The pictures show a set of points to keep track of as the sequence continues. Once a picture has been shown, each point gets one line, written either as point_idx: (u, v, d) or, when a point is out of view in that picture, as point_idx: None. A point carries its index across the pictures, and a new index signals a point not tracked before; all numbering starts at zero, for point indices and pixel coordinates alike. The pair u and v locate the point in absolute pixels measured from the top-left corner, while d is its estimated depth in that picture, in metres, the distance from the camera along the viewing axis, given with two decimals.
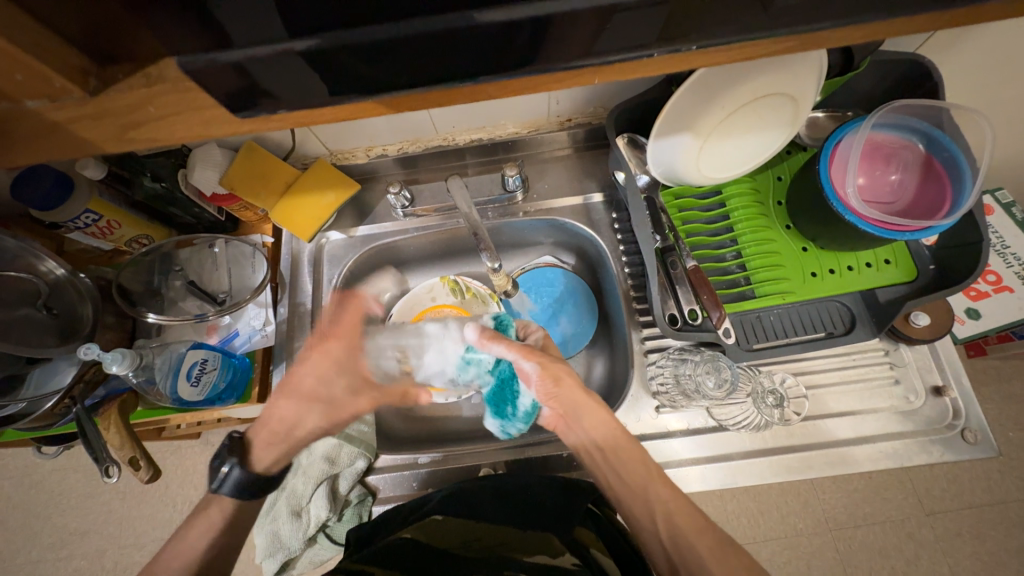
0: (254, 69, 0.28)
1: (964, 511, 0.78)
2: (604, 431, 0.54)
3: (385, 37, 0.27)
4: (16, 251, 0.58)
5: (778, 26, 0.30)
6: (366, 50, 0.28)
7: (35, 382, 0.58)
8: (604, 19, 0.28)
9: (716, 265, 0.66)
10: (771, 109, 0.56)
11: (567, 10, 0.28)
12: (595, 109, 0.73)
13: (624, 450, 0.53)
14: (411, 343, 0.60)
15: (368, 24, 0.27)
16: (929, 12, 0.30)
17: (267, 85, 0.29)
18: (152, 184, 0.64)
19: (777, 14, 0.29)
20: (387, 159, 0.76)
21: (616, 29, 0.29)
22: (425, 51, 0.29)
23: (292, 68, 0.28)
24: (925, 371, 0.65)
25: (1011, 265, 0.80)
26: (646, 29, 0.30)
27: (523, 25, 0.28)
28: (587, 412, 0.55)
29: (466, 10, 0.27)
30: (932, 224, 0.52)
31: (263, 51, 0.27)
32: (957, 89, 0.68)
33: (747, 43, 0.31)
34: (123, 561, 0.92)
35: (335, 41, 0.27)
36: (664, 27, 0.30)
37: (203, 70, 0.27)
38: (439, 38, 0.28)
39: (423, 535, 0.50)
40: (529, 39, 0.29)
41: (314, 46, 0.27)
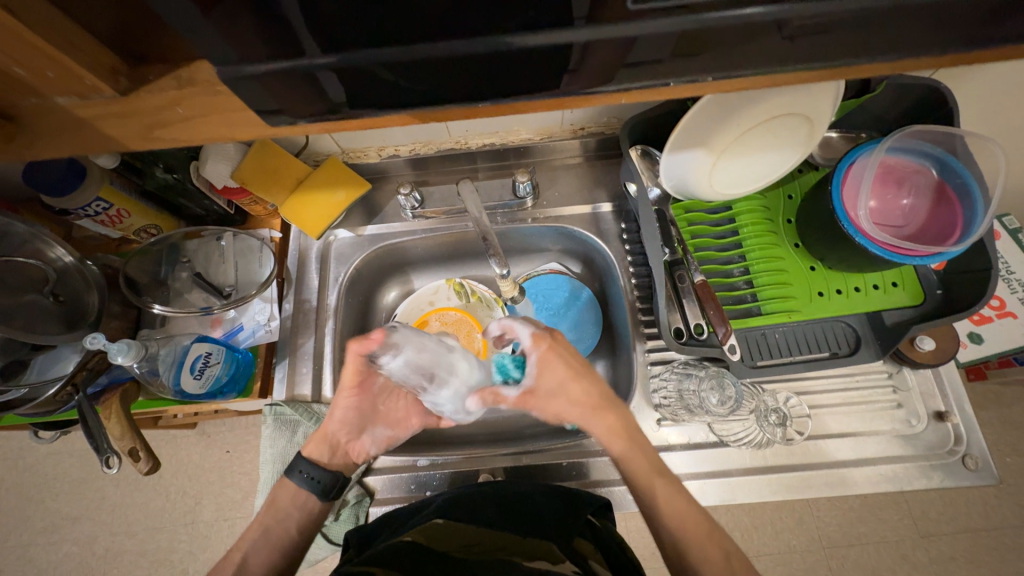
0: (279, 79, 0.28)
1: (959, 535, 0.78)
2: (621, 441, 0.52)
3: (416, 55, 0.28)
4: (25, 237, 0.58)
5: (802, 59, 0.31)
6: (396, 66, 0.28)
7: (39, 368, 0.59)
8: (629, 42, 0.28)
9: (724, 280, 0.66)
10: (786, 129, 0.56)
11: (592, 33, 0.28)
12: (608, 119, 0.73)
13: (640, 468, 0.51)
14: (440, 371, 0.53)
15: (400, 43, 0.27)
16: (953, 51, 0.31)
17: (291, 95, 0.29)
18: (164, 175, 0.64)
19: (802, 49, 0.30)
20: (398, 160, 0.76)
21: (643, 56, 0.29)
22: (450, 68, 0.29)
23: (319, 80, 0.29)
24: (929, 396, 0.65)
25: (1017, 292, 0.80)
26: (672, 59, 0.30)
27: (547, 46, 0.28)
28: (598, 422, 0.52)
29: (497, 33, 0.27)
30: (941, 251, 0.52)
31: (290, 63, 0.27)
32: (971, 116, 0.68)
33: (770, 74, 0.32)
34: (114, 548, 0.92)
35: (361, 56, 0.27)
36: (691, 56, 0.30)
37: (236, 79, 0.28)
38: (463, 55, 0.28)
39: (423, 538, 0.47)
40: (552, 60, 0.29)
41: (342, 60, 0.27)
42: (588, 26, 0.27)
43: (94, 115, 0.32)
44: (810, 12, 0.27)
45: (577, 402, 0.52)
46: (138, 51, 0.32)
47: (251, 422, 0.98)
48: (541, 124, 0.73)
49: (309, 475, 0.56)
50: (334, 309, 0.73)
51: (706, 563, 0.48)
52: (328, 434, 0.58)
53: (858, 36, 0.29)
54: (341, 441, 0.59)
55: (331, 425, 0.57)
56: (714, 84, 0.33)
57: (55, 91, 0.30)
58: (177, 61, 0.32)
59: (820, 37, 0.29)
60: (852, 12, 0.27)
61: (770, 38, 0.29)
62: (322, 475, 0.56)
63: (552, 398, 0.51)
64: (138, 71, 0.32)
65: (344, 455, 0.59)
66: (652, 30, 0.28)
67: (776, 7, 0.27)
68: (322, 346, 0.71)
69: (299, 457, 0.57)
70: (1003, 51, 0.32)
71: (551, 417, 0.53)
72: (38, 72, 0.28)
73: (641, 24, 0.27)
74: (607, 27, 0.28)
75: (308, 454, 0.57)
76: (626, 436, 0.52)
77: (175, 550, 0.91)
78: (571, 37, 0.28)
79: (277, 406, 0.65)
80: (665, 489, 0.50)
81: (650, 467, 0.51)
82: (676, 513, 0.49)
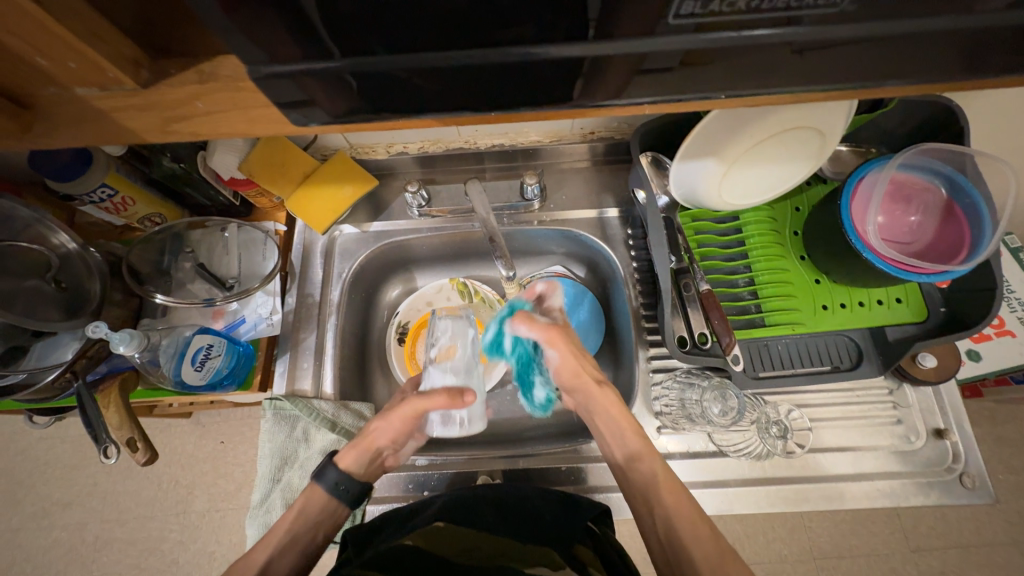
0: (301, 80, 0.28)
1: (949, 550, 0.78)
2: (628, 416, 0.55)
3: (442, 63, 0.28)
4: (28, 221, 0.58)
5: (819, 80, 0.31)
6: (420, 72, 0.28)
7: (37, 355, 0.58)
8: (649, 56, 0.28)
9: (728, 290, 0.66)
10: (797, 141, 0.56)
11: (610, 45, 0.27)
12: (619, 125, 0.73)
13: (638, 444, 0.53)
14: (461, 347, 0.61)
15: (427, 50, 0.27)
16: (978, 77, 0.31)
17: (315, 95, 0.29)
18: (171, 164, 0.63)
19: (820, 72, 0.30)
20: (406, 157, 0.75)
21: (666, 72, 0.30)
22: (467, 76, 0.29)
23: (343, 85, 0.28)
24: (928, 413, 0.65)
25: (1016, 311, 0.80)
26: (695, 74, 0.30)
27: (565, 59, 0.28)
28: (608, 393, 0.55)
29: (524, 44, 0.27)
30: (947, 269, 0.52)
31: (313, 66, 0.27)
32: (980, 136, 0.68)
33: (786, 92, 0.32)
34: (103, 536, 0.91)
35: (381, 62, 0.27)
36: (713, 73, 0.30)
37: (261, 78, 0.28)
38: (482, 64, 0.28)
39: (425, 542, 0.47)
40: (570, 71, 0.29)
41: (369, 64, 0.27)
42: (609, 39, 0.27)
43: (111, 107, 0.31)
44: (831, 33, 0.27)
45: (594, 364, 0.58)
46: (158, 44, 0.32)
47: (247, 414, 0.97)
48: (550, 127, 0.73)
49: (339, 482, 0.55)
50: (336, 306, 0.72)
51: (702, 530, 0.48)
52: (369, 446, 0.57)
53: (876, 61, 0.29)
54: (380, 454, 0.58)
55: (378, 440, 0.56)
56: (729, 100, 0.33)
57: (74, 81, 0.30)
58: (199, 56, 0.31)
59: (836, 61, 0.29)
60: (867, 39, 0.28)
61: (793, 60, 0.29)
62: (351, 484, 0.56)
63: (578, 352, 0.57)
64: (157, 64, 0.32)
65: (377, 465, 0.59)
66: (673, 46, 0.28)
67: (799, 28, 0.27)
68: (323, 342, 0.71)
69: (332, 466, 0.56)
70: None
71: (567, 373, 0.56)
72: (60, 63, 0.28)
73: (661, 41, 0.27)
74: (627, 42, 0.27)
75: (344, 465, 0.56)
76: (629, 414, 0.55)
77: (165, 540, 0.91)
78: (591, 51, 0.28)
79: (275, 401, 0.64)
80: (659, 462, 0.53)
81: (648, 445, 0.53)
82: (670, 482, 0.51)
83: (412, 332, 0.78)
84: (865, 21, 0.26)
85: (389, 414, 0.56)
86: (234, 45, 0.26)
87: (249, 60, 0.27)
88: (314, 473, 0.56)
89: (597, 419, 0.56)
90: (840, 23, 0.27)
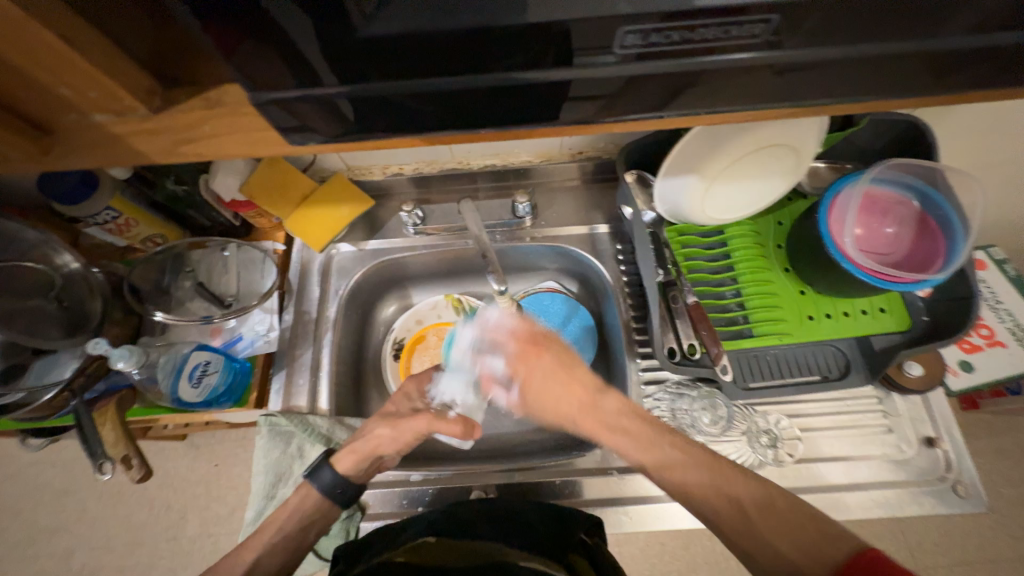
0: (303, 101, 0.30)
1: (956, 567, 0.77)
2: (612, 433, 0.53)
3: (430, 86, 0.30)
4: (35, 243, 0.60)
5: (786, 96, 0.33)
6: (410, 94, 0.30)
7: (37, 373, 0.59)
8: (627, 78, 0.30)
9: (716, 302, 0.68)
10: (773, 158, 0.59)
11: (593, 66, 0.30)
12: (605, 145, 0.76)
13: (632, 451, 0.52)
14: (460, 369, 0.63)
15: (418, 73, 0.29)
16: (930, 91, 0.33)
17: (312, 115, 0.31)
18: (174, 186, 0.66)
19: (783, 87, 0.32)
20: (402, 178, 0.78)
21: (642, 88, 0.31)
22: (458, 100, 0.31)
23: (339, 105, 0.30)
24: (918, 422, 0.65)
25: (1004, 321, 0.82)
26: (670, 89, 0.32)
27: (546, 78, 0.30)
28: (587, 421, 0.54)
29: (506, 68, 0.30)
30: (924, 278, 0.54)
31: (315, 89, 0.29)
32: (953, 152, 0.71)
33: (761, 105, 0.34)
34: (91, 564, 0.89)
35: (374, 86, 0.29)
36: (685, 88, 0.32)
37: (264, 101, 0.30)
38: (469, 88, 0.30)
39: (416, 557, 0.49)
40: (552, 89, 0.31)
41: (365, 89, 0.30)
42: (596, 61, 0.29)
43: (125, 131, 0.34)
44: (798, 54, 0.30)
45: (569, 399, 0.55)
46: (171, 74, 0.35)
47: (242, 435, 0.97)
48: (540, 147, 0.76)
49: (335, 485, 0.56)
50: (333, 322, 0.74)
51: (724, 518, 0.47)
52: (370, 452, 0.58)
53: (839, 77, 0.31)
54: (379, 460, 0.59)
55: (382, 448, 0.58)
56: (707, 115, 0.35)
57: (94, 108, 0.32)
58: (207, 83, 0.34)
59: (804, 81, 0.31)
60: (837, 58, 0.30)
61: (763, 76, 0.31)
62: (347, 487, 0.57)
63: (552, 405, 0.56)
64: (169, 93, 0.34)
65: (374, 469, 0.59)
66: (644, 68, 0.30)
67: (761, 52, 0.29)
68: (320, 358, 0.72)
69: (326, 468, 0.57)
70: (980, 92, 0.34)
71: (551, 421, 0.57)
72: (82, 92, 0.31)
73: (636, 65, 0.30)
74: (604, 65, 0.30)
75: (343, 469, 0.57)
76: (611, 428, 0.53)
77: (154, 567, 0.89)
78: (567, 74, 0.30)
79: (271, 417, 0.64)
80: (662, 455, 0.50)
81: (641, 448, 0.51)
82: (672, 470, 0.49)
83: (407, 348, 0.80)
84: (823, 42, 0.29)
85: (398, 426, 0.58)
86: (241, 71, 0.28)
87: (256, 85, 0.29)
88: (309, 471, 0.57)
89: (604, 439, 0.53)
90: (801, 45, 0.29)
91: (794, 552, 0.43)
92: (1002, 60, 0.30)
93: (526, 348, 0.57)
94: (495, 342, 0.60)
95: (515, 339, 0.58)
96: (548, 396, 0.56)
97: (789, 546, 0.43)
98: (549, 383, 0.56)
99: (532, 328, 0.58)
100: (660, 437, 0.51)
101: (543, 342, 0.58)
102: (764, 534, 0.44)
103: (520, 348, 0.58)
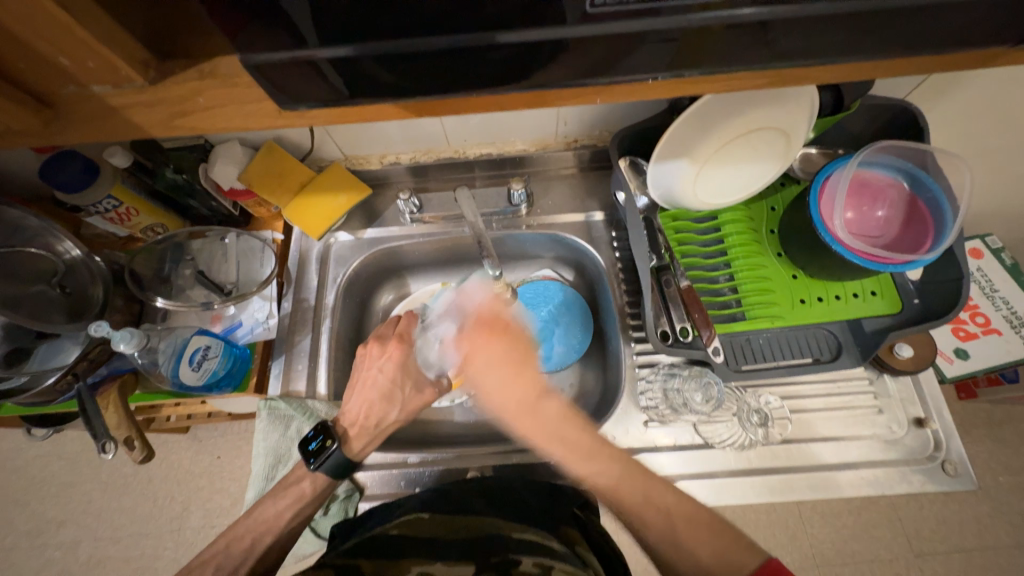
0: (288, 67, 0.30)
1: (953, 554, 0.78)
2: (549, 439, 0.52)
3: (413, 50, 0.29)
4: (38, 231, 0.61)
5: (776, 60, 0.32)
6: (394, 59, 0.30)
7: (41, 358, 0.60)
8: (612, 40, 0.30)
9: (709, 286, 0.69)
10: (763, 142, 0.60)
11: (582, 32, 0.29)
12: (600, 132, 0.77)
13: (567, 459, 0.51)
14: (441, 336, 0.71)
15: (402, 37, 0.29)
16: (918, 54, 0.33)
17: (300, 84, 0.31)
18: (174, 175, 0.68)
19: (775, 50, 0.31)
20: (399, 167, 0.79)
21: (628, 54, 0.31)
22: (445, 61, 0.30)
23: (326, 70, 0.30)
24: (909, 403, 0.66)
25: (1000, 309, 0.83)
26: (656, 57, 0.31)
27: (531, 42, 0.30)
28: (524, 423, 0.53)
29: (488, 30, 0.29)
30: (912, 259, 0.55)
31: (299, 53, 0.29)
32: (948, 136, 0.71)
33: (751, 70, 0.33)
34: (97, 554, 0.91)
35: (359, 51, 0.29)
36: (673, 55, 0.31)
37: (253, 67, 0.30)
38: (459, 48, 0.30)
39: (409, 529, 0.49)
40: (536, 55, 0.31)
41: (351, 52, 0.29)
42: (585, 32, 0.29)
43: (123, 103, 0.34)
44: (784, 21, 0.29)
45: (510, 387, 0.55)
46: (166, 48, 0.35)
47: (244, 428, 0.98)
48: (535, 135, 0.76)
49: (343, 463, 0.57)
50: (332, 309, 0.75)
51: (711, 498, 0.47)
52: (382, 433, 0.60)
53: (830, 37, 0.31)
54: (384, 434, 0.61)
55: (389, 427, 0.61)
56: (699, 80, 0.35)
57: (92, 81, 0.33)
58: (203, 57, 0.35)
59: (789, 55, 0.32)
60: (823, 24, 0.30)
61: (753, 42, 0.31)
62: (352, 463, 0.57)
63: (496, 390, 0.56)
64: (165, 66, 0.35)
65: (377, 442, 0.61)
66: (634, 29, 0.29)
67: (752, 13, 0.29)
68: (319, 344, 0.73)
69: (337, 451, 0.56)
70: (968, 57, 0.34)
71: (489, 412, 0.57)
72: (79, 62, 0.31)
73: (622, 23, 0.29)
74: (588, 26, 0.29)
75: (356, 452, 0.58)
76: (549, 434, 0.52)
77: (160, 557, 0.90)
78: (546, 35, 0.29)
79: (272, 401, 0.65)
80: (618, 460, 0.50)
81: (578, 457, 0.51)
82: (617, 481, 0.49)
83: None
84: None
85: (407, 406, 0.62)
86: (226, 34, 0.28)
87: (243, 50, 0.29)
88: (314, 458, 0.56)
89: (536, 439, 0.53)
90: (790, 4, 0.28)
91: (710, 557, 0.44)
92: (994, 21, 0.30)
93: (480, 328, 0.60)
94: (466, 305, 0.68)
95: (476, 316, 0.62)
96: (500, 373, 0.56)
97: (707, 555, 0.44)
98: (493, 372, 0.56)
99: (497, 311, 0.63)
100: (601, 447, 0.51)
101: (503, 326, 0.60)
102: (689, 536, 0.45)
103: (477, 325, 0.60)
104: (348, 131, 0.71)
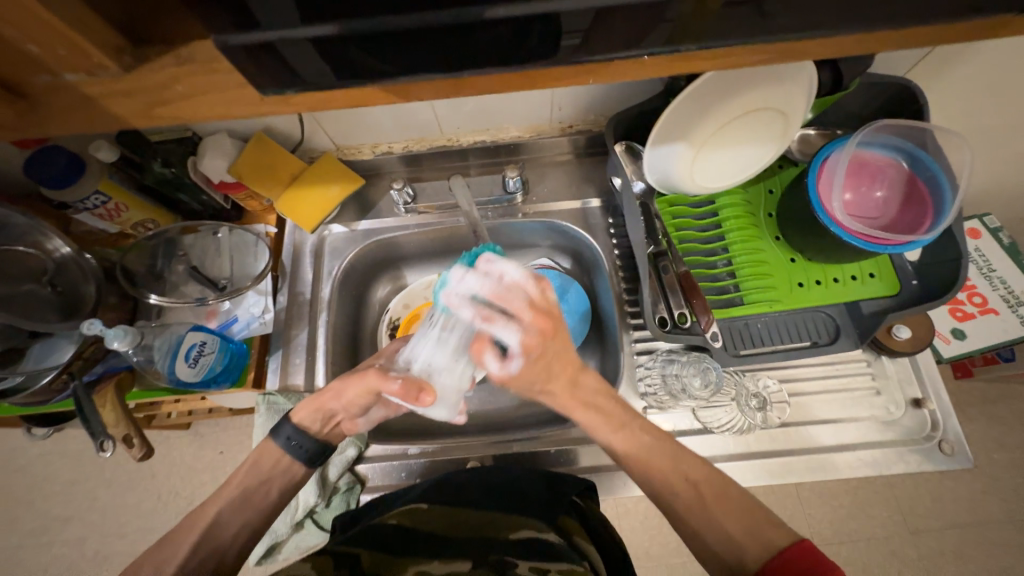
0: (265, 51, 0.29)
1: (948, 530, 0.79)
2: (586, 408, 0.51)
3: (395, 27, 0.28)
4: (25, 229, 0.60)
5: (770, 35, 0.31)
6: (376, 38, 0.29)
7: (36, 356, 0.60)
8: (601, 14, 0.29)
9: (707, 272, 0.68)
10: (759, 123, 0.59)
11: (573, 6, 0.29)
12: (596, 117, 0.75)
13: (601, 428, 0.51)
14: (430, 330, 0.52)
15: (383, 14, 0.28)
16: (916, 25, 0.32)
17: (280, 65, 0.30)
18: (162, 169, 0.65)
19: (770, 23, 0.30)
20: (392, 157, 0.78)
21: (617, 28, 0.30)
22: (429, 39, 0.29)
23: (306, 50, 0.29)
24: (906, 384, 0.66)
25: (997, 288, 0.83)
26: (648, 31, 0.30)
27: (519, 18, 0.29)
28: (564, 397, 0.50)
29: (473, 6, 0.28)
30: (913, 239, 0.54)
31: (275, 33, 0.28)
32: (946, 114, 0.70)
33: (745, 47, 0.32)
34: (104, 550, 0.92)
35: (338, 29, 0.28)
36: (664, 31, 0.30)
37: (228, 50, 0.29)
38: (443, 27, 0.29)
39: (408, 520, 0.49)
40: (523, 32, 0.30)
41: (331, 31, 0.28)
42: (575, 6, 0.28)
43: (99, 92, 0.33)
44: None
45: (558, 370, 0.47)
46: (143, 35, 0.34)
47: (244, 423, 0.98)
48: (529, 121, 0.75)
49: (291, 438, 0.57)
50: (328, 302, 0.74)
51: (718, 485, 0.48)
52: (324, 406, 0.56)
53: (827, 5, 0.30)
54: (331, 416, 0.57)
55: (329, 403, 0.55)
56: (697, 56, 0.33)
57: (64, 69, 0.32)
58: (181, 42, 0.34)
59: (785, 30, 0.31)
60: None
61: (747, 13, 0.30)
62: (301, 440, 0.57)
63: (550, 377, 0.47)
64: (140, 52, 0.34)
65: (334, 428, 0.59)
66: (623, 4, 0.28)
67: None
68: (316, 338, 0.72)
69: (285, 424, 0.57)
70: (972, 27, 0.33)
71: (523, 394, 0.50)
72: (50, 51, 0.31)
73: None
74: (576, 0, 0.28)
75: (296, 418, 0.57)
76: (586, 404, 0.50)
77: None
78: (532, 11, 0.28)
79: (270, 396, 0.66)
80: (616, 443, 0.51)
81: (610, 427, 0.51)
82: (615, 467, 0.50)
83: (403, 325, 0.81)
84: None
85: (348, 377, 0.55)
86: (202, 15, 0.27)
87: (218, 32, 0.28)
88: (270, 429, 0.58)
89: (576, 412, 0.51)
90: None
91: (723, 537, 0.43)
92: None
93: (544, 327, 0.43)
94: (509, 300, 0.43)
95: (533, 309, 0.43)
96: (555, 366, 0.47)
97: (719, 538, 0.45)
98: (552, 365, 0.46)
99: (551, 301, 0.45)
100: (632, 420, 0.52)
101: (559, 317, 0.45)
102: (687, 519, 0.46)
103: (539, 322, 0.43)
104: (338, 121, 0.70)
